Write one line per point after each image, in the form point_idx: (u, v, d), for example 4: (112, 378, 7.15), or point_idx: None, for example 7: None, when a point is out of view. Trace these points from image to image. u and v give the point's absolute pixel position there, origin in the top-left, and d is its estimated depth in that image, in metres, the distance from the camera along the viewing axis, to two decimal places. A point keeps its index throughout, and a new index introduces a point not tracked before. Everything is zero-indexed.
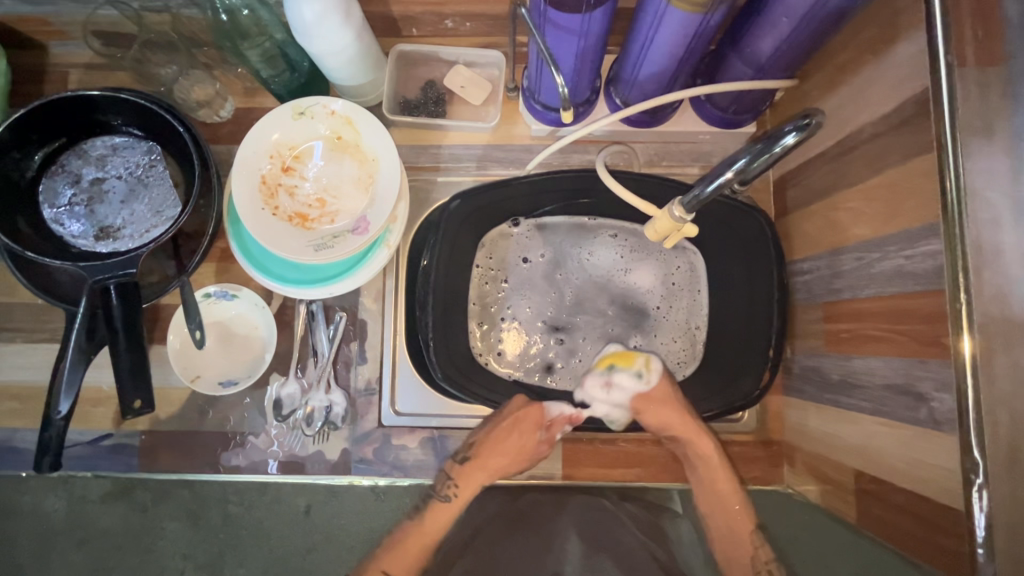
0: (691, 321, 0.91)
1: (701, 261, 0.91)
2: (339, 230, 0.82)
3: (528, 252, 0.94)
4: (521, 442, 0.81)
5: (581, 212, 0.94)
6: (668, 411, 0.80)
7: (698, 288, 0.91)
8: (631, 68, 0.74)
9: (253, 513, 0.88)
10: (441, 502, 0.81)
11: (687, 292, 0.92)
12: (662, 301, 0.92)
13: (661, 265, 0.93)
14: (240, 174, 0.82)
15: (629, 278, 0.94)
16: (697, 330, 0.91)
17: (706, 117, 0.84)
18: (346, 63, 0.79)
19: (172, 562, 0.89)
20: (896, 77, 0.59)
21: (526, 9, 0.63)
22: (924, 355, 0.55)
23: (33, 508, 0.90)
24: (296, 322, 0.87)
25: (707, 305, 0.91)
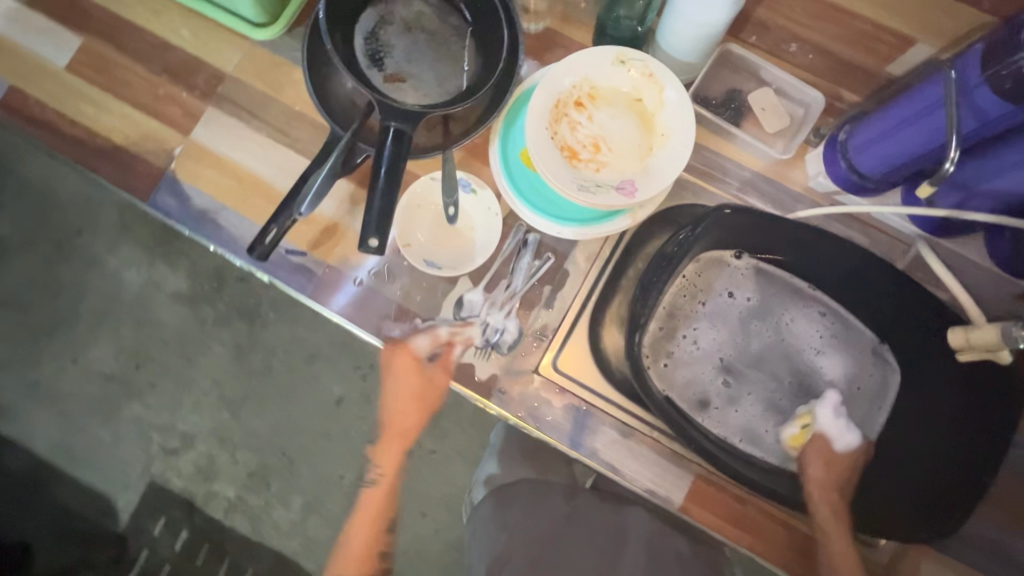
0: (859, 430, 0.88)
1: (897, 380, 0.88)
2: (603, 181, 0.83)
3: (735, 289, 0.93)
4: (411, 383, 0.90)
5: (803, 276, 0.91)
6: (815, 469, 0.84)
7: (881, 403, 0.88)
8: (973, 174, 0.71)
9: (291, 380, 1.14)
10: (370, 492, 0.95)
11: (869, 404, 0.88)
12: (839, 396, 0.89)
13: (855, 361, 0.90)
14: (545, 88, 0.83)
15: (818, 359, 0.91)
16: (862, 440, 0.87)
17: (992, 253, 0.82)
18: (698, 37, 0.79)
19: (201, 380, 1.14)
20: None
21: (955, 74, 0.63)
22: None
23: (113, 273, 1.13)
24: (510, 242, 0.88)
25: (882, 423, 0.87)
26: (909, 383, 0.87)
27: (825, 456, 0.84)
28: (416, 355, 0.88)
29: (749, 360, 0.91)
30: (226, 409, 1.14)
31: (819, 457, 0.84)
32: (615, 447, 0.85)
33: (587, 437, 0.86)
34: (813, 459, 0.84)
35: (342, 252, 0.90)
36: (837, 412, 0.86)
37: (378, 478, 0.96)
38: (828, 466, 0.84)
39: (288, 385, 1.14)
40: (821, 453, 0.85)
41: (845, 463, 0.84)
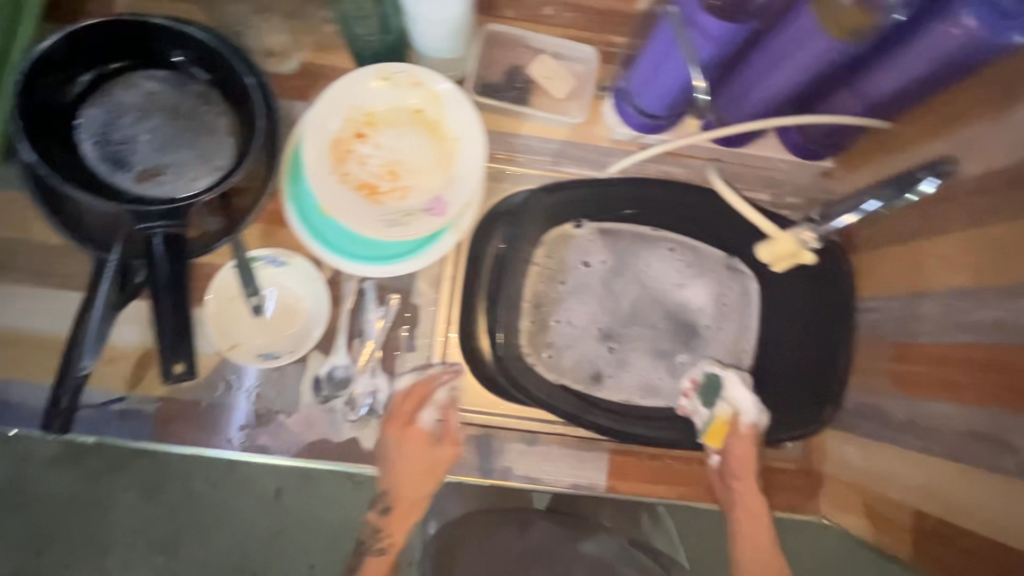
0: (739, 343, 0.89)
1: (755, 286, 0.90)
2: (411, 207, 0.78)
3: (588, 260, 0.92)
4: (421, 459, 0.79)
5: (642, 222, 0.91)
6: (741, 458, 0.80)
7: (748, 311, 0.90)
8: (739, 88, 0.75)
9: (218, 492, 0.88)
10: (374, 556, 0.78)
11: (738, 316, 0.90)
12: (712, 321, 0.91)
13: (715, 283, 0.91)
14: (312, 132, 0.77)
15: (681, 293, 0.92)
16: (744, 352, 0.89)
17: (787, 143, 0.85)
18: (445, 34, 0.75)
19: (122, 539, 0.87)
20: (1013, 135, 0.61)
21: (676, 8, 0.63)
22: (1015, 405, 0.57)
23: None
24: (345, 298, 0.82)
25: (756, 329, 0.89)
26: (766, 286, 0.89)
27: (750, 446, 0.81)
28: (417, 431, 0.79)
29: (623, 321, 0.91)
30: (162, 554, 0.88)
31: (740, 450, 0.81)
32: (525, 458, 0.83)
33: (496, 460, 0.83)
34: (736, 453, 0.81)
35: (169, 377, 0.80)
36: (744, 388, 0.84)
37: (391, 544, 0.79)
38: (751, 451, 0.81)
39: (216, 496, 0.88)
40: (745, 439, 0.81)
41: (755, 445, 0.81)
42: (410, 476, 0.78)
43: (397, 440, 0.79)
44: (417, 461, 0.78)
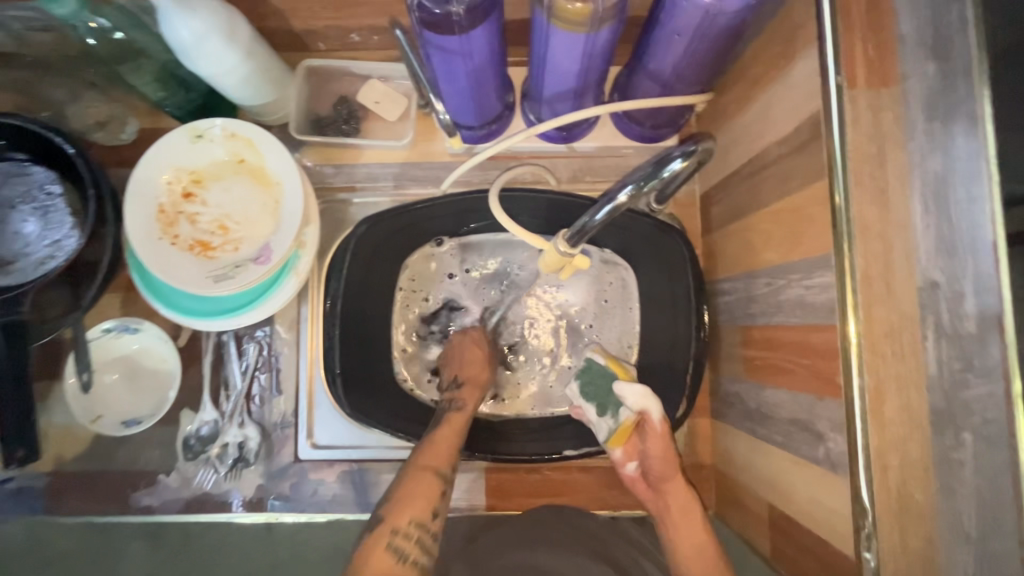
0: (623, 341, 0.83)
1: (634, 276, 0.83)
2: (241, 259, 0.79)
3: (451, 273, 0.86)
4: (473, 357, 0.80)
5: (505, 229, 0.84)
6: (660, 458, 0.71)
7: (630, 305, 0.83)
8: (536, 86, 0.71)
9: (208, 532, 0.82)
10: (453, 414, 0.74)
11: (619, 312, 0.83)
12: (594, 322, 0.84)
13: (591, 279, 0.84)
14: (136, 199, 0.77)
15: (557, 296, 0.85)
16: (630, 348, 0.82)
17: (628, 133, 0.81)
18: (242, 83, 0.75)
19: None
20: (795, 96, 0.56)
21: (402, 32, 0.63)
22: (821, 392, 0.53)
23: None
24: (205, 354, 0.83)
25: (640, 322, 0.83)
26: (640, 270, 0.82)
27: (664, 443, 0.71)
28: (475, 341, 0.81)
29: (501, 333, 0.86)
30: None
31: (657, 450, 0.71)
32: None
33: (373, 493, 0.83)
34: (652, 454, 0.71)
35: (51, 453, 0.83)
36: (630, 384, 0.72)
37: (460, 409, 0.75)
38: (667, 448, 0.71)
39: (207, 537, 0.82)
40: (658, 436, 0.71)
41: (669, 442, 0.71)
42: (449, 437, 0.71)
43: (461, 397, 0.76)
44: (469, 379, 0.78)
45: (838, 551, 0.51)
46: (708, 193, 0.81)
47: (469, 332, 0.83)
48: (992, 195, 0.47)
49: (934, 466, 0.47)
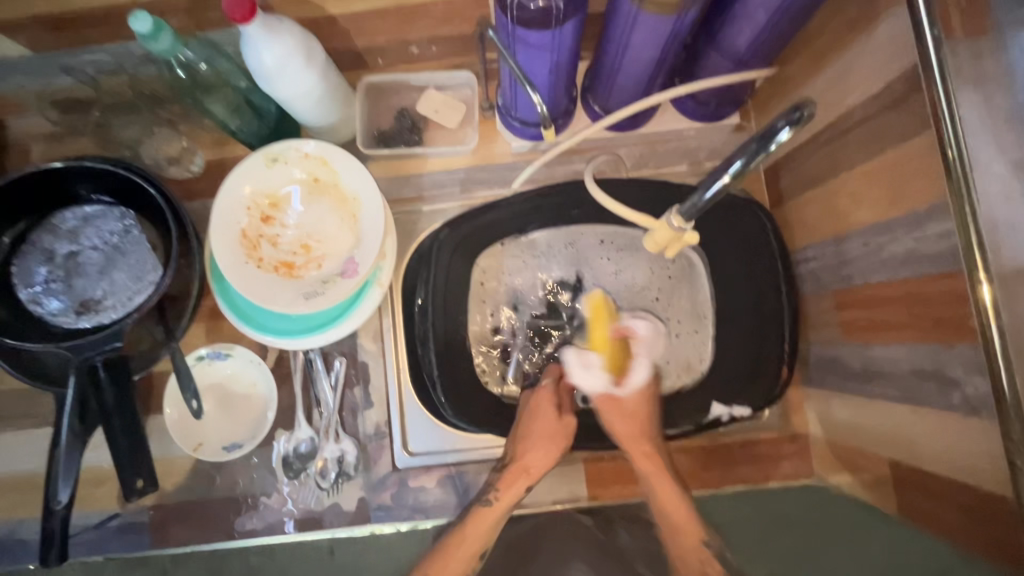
0: (698, 314, 0.84)
1: (699, 254, 0.85)
2: (328, 275, 0.80)
3: (521, 270, 0.87)
4: (550, 423, 0.76)
5: (570, 224, 0.85)
6: (631, 417, 0.76)
7: (698, 279, 0.85)
8: (607, 77, 0.73)
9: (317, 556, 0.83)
10: (484, 508, 0.74)
11: (691, 287, 0.85)
12: (664, 301, 0.86)
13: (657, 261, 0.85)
14: (219, 229, 0.79)
15: (621, 279, 0.87)
16: (707, 318, 0.84)
17: (687, 113, 0.83)
18: (316, 104, 0.77)
19: None
20: (883, 54, 0.58)
21: (493, 32, 0.61)
22: (948, 339, 0.53)
23: None
24: (295, 373, 0.85)
25: (709, 294, 0.84)
26: (708, 250, 0.84)
27: (646, 403, 0.77)
28: (550, 400, 0.78)
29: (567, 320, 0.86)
30: None
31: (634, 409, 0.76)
32: None
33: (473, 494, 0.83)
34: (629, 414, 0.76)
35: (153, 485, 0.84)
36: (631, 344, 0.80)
37: (499, 497, 0.74)
38: (647, 400, 0.77)
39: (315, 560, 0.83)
40: (643, 395, 0.77)
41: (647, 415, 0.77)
42: (474, 535, 0.73)
43: (502, 484, 0.75)
44: (521, 457, 0.75)
45: (988, 493, 0.52)
46: (775, 166, 0.82)
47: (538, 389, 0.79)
48: None
49: None
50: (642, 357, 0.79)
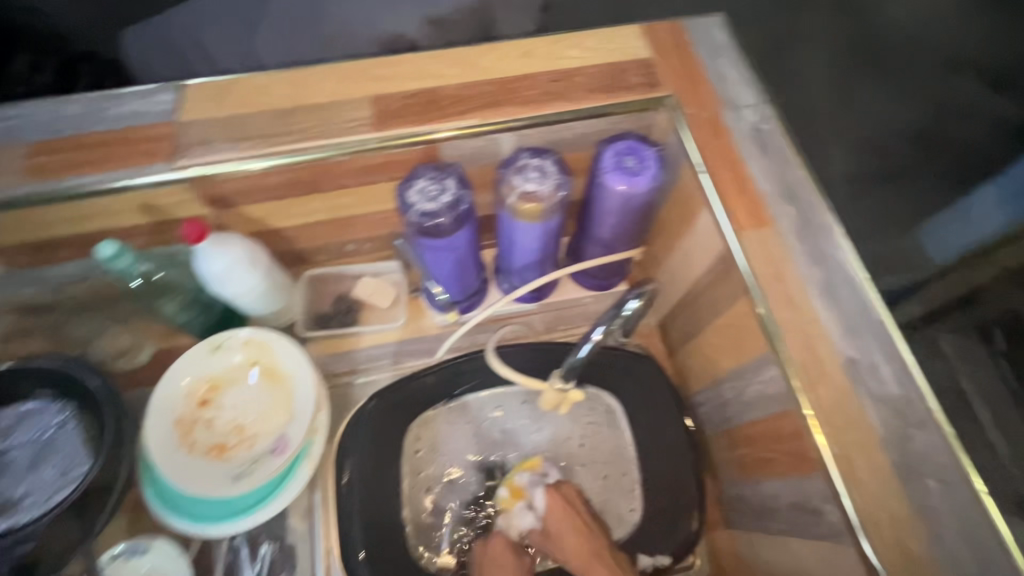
0: (619, 465, 0.89)
1: (614, 401, 0.91)
2: (258, 454, 0.83)
3: (455, 434, 0.92)
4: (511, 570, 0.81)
5: (497, 383, 0.92)
6: (561, 533, 0.83)
7: (618, 427, 0.90)
8: (506, 262, 0.89)
9: None
10: None
11: (611, 436, 0.91)
12: (590, 449, 0.91)
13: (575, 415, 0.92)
14: (156, 416, 0.83)
15: (544, 435, 0.93)
16: (626, 472, 0.89)
17: (584, 285, 0.96)
18: (257, 297, 0.88)
19: None
20: (706, 240, 0.74)
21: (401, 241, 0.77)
22: (804, 470, 0.61)
23: None
24: (219, 563, 0.82)
25: (632, 443, 0.89)
26: (623, 399, 0.90)
27: (563, 513, 0.84)
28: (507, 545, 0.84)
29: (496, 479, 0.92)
30: None
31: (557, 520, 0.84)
32: None
33: None
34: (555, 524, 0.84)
35: None
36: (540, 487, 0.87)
37: None
38: (563, 509, 0.84)
39: None
40: (558, 508, 0.84)
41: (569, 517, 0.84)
42: None
43: None
44: None
45: None
46: (663, 323, 0.94)
47: (491, 539, 0.84)
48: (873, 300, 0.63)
49: (919, 515, 0.54)
50: (539, 480, 0.88)
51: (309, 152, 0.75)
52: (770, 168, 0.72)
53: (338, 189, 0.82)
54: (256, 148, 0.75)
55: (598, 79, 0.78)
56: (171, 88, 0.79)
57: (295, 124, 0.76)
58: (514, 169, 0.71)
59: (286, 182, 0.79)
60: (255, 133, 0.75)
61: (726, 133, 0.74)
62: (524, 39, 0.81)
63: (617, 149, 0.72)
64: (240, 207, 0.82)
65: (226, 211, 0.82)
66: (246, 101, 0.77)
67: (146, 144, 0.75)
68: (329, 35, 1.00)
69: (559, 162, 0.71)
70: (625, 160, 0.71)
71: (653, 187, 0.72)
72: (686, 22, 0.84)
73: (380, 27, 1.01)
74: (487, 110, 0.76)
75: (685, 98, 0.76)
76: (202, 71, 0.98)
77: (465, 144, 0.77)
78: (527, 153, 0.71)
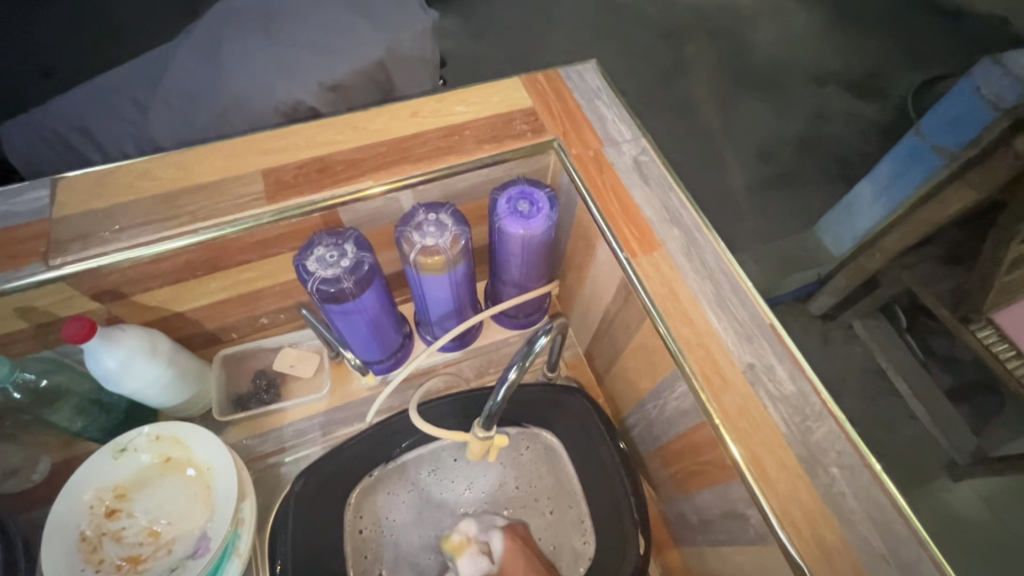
0: (563, 498, 0.89)
1: (552, 437, 0.91)
2: (177, 560, 0.76)
3: (397, 504, 0.89)
4: None
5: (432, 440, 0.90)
6: (518, 575, 0.80)
7: (558, 462, 0.91)
8: (424, 315, 0.89)
9: None
10: None
11: (551, 472, 0.91)
12: (531, 488, 0.91)
13: (512, 460, 0.92)
14: (54, 538, 0.75)
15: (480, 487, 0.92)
16: (572, 504, 0.89)
17: (507, 325, 0.98)
18: (165, 388, 0.82)
19: None
20: (607, 268, 0.78)
21: (305, 309, 0.84)
22: (726, 478, 0.63)
23: None
24: None
25: (575, 474, 0.89)
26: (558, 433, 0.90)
27: (521, 554, 0.82)
28: None
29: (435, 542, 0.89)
30: None
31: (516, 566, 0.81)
32: None
33: None
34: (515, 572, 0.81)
35: None
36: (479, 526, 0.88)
37: None
38: (519, 552, 0.83)
39: None
40: (514, 549, 0.83)
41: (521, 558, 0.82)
42: None
43: None
44: None
45: None
46: (588, 351, 0.97)
47: None
48: (759, 306, 0.68)
49: (829, 504, 0.57)
50: (490, 526, 0.88)
51: (201, 232, 0.73)
52: (653, 196, 0.77)
53: (238, 265, 0.80)
54: (142, 235, 0.72)
55: (486, 130, 0.82)
56: (45, 183, 0.76)
57: (183, 205, 0.75)
58: (412, 225, 0.72)
59: (180, 265, 0.76)
60: (141, 219, 0.74)
61: (610, 168, 0.79)
62: (411, 100, 0.85)
63: (510, 196, 0.75)
64: (133, 296, 0.78)
65: (118, 303, 0.78)
66: (129, 188, 0.76)
67: (19, 245, 0.71)
68: (224, 110, 0.94)
69: (455, 213, 0.73)
70: (518, 205, 0.74)
71: (550, 225, 0.75)
72: (561, 70, 0.90)
73: (277, 96, 0.94)
74: (380, 170, 0.77)
75: (568, 140, 0.81)
76: (92, 159, 0.94)
77: (363, 206, 0.78)
78: (422, 210, 0.73)
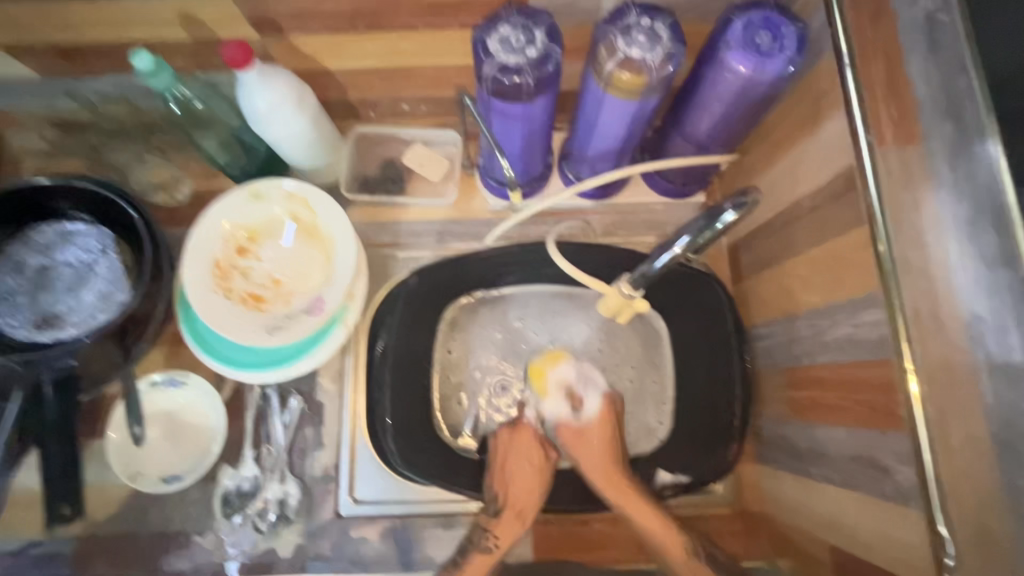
0: (648, 377, 0.85)
1: (656, 315, 0.86)
2: (294, 311, 0.81)
3: (486, 339, 0.87)
4: (530, 462, 0.77)
5: (539, 281, 0.87)
6: (597, 444, 0.75)
7: (655, 340, 0.86)
8: (579, 147, 0.78)
9: None
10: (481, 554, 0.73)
11: (644, 348, 0.86)
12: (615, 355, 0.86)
13: (607, 327, 0.86)
14: (193, 255, 0.80)
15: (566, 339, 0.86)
16: (656, 383, 0.85)
17: (657, 188, 0.86)
18: (307, 146, 0.80)
19: None
20: (825, 152, 0.63)
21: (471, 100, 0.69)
22: (882, 426, 0.56)
23: None
24: (249, 408, 0.85)
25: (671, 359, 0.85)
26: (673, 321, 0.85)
27: (607, 428, 0.76)
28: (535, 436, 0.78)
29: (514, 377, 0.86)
30: None
31: (600, 439, 0.75)
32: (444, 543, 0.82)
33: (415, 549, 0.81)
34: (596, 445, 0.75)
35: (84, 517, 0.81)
36: (576, 371, 0.79)
37: (499, 543, 0.74)
38: (607, 425, 0.76)
39: None
40: (604, 422, 0.76)
41: (598, 438, 0.75)
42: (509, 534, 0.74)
43: (495, 529, 0.74)
44: (523, 498, 0.75)
45: None
46: (736, 244, 0.85)
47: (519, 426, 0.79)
48: None
49: (1006, 493, 0.49)
50: (591, 383, 0.78)
51: None
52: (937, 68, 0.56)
53: (402, 29, 0.71)
54: None
55: None
56: None
57: None
58: (618, 27, 0.59)
59: (345, 12, 0.68)
60: None
61: (890, 17, 0.58)
62: None
63: (751, 21, 0.59)
64: (291, 36, 0.72)
65: (274, 39, 0.72)
66: None
67: None
68: None
69: (673, 26, 0.59)
70: (757, 36, 0.59)
71: (784, 74, 0.60)
72: None
73: None
74: None
75: None
76: None
77: None
78: (636, 11, 0.59)
